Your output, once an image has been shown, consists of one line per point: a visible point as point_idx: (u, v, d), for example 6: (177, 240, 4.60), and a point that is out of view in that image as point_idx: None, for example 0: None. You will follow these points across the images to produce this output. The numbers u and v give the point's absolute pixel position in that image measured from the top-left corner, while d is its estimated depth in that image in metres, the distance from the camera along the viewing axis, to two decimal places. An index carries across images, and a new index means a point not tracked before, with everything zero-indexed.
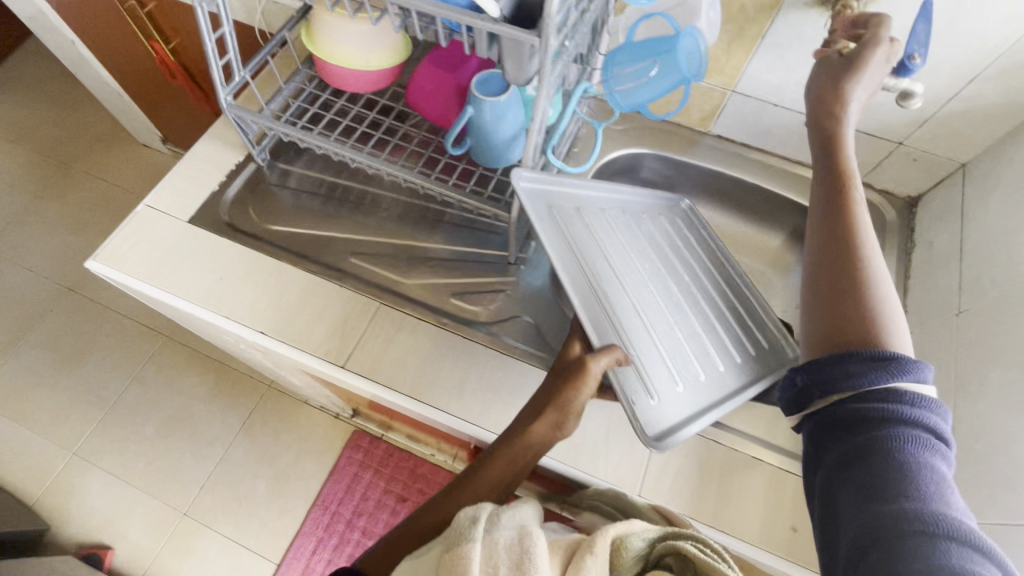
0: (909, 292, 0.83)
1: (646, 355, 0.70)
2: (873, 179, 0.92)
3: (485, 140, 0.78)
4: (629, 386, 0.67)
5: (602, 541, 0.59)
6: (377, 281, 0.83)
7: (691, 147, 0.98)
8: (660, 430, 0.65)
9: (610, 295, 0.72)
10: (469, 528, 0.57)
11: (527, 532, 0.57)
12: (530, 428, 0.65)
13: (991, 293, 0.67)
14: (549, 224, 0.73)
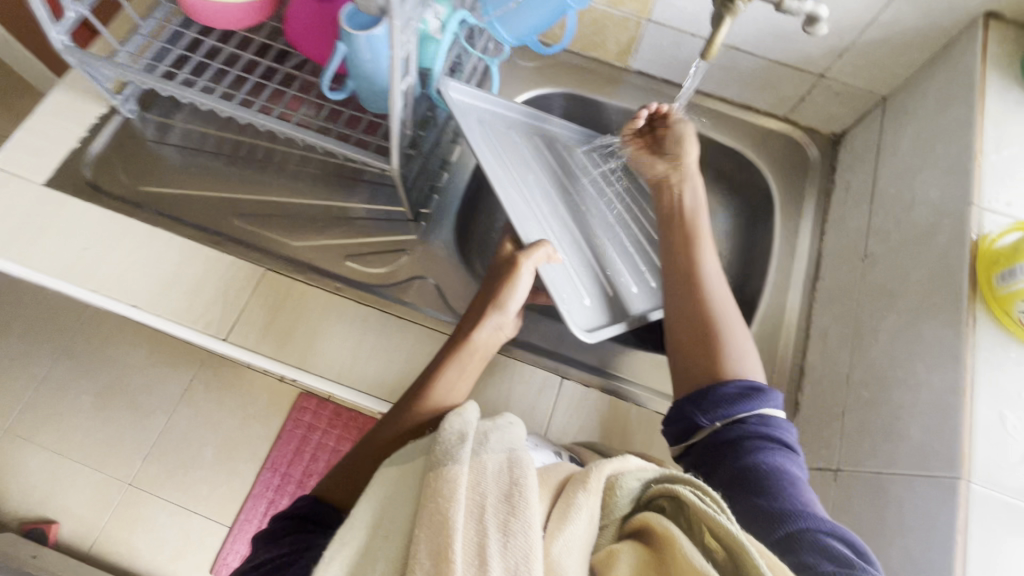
0: (825, 235, 0.80)
1: (581, 264, 0.74)
2: (798, 115, 0.87)
3: (367, 84, 0.70)
4: (560, 288, 0.70)
5: (597, 476, 0.51)
6: (266, 244, 0.77)
7: (609, 84, 0.90)
8: (588, 324, 0.70)
9: (544, 210, 0.75)
10: (453, 445, 0.49)
11: (518, 456, 0.49)
12: (473, 331, 0.66)
13: (894, 235, 0.64)
14: (485, 139, 0.74)
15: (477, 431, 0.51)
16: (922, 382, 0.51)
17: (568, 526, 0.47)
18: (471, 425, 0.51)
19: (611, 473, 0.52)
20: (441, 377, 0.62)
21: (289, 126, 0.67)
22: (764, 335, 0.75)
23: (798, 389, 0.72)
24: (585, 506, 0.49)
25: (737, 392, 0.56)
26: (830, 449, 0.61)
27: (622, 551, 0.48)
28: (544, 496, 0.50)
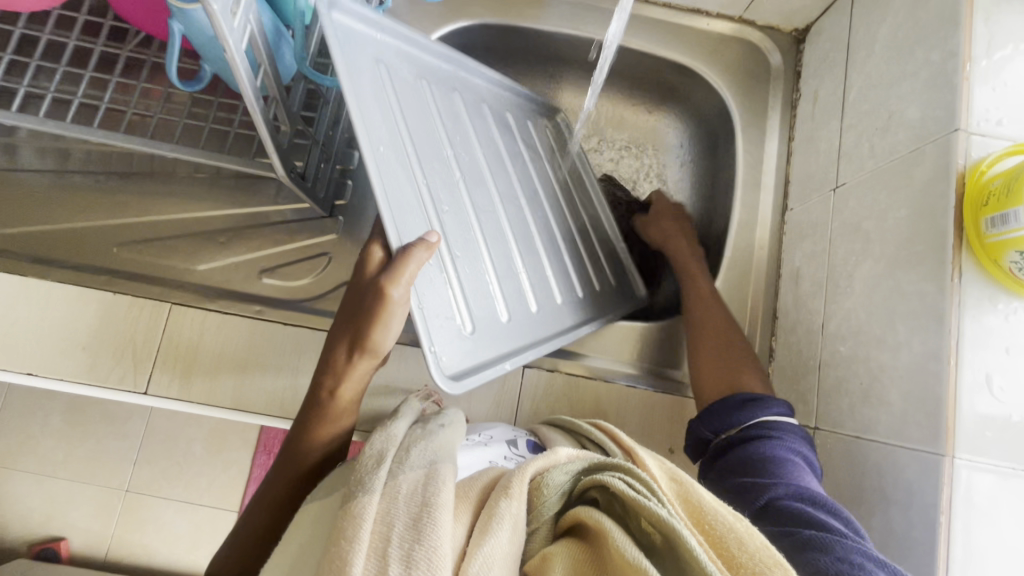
0: (792, 157, 0.71)
1: (473, 271, 0.56)
2: (755, 12, 0.74)
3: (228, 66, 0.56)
4: (434, 310, 0.50)
5: (522, 480, 0.44)
6: (165, 273, 0.67)
7: (532, 4, 0.75)
8: (460, 365, 0.51)
9: (437, 200, 0.55)
10: (368, 469, 0.42)
11: (438, 471, 0.42)
12: (341, 384, 0.49)
13: (868, 162, 0.56)
14: (377, 91, 0.52)
15: (401, 447, 0.45)
16: (902, 343, 0.47)
17: (489, 539, 0.39)
18: (396, 439, 0.46)
19: (536, 472, 0.45)
20: (311, 439, 0.50)
21: (139, 139, 0.54)
22: (732, 281, 0.70)
23: (771, 336, 0.67)
24: (506, 515, 0.41)
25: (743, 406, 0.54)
26: (807, 405, 0.58)
27: (555, 556, 0.41)
28: (463, 512, 0.42)
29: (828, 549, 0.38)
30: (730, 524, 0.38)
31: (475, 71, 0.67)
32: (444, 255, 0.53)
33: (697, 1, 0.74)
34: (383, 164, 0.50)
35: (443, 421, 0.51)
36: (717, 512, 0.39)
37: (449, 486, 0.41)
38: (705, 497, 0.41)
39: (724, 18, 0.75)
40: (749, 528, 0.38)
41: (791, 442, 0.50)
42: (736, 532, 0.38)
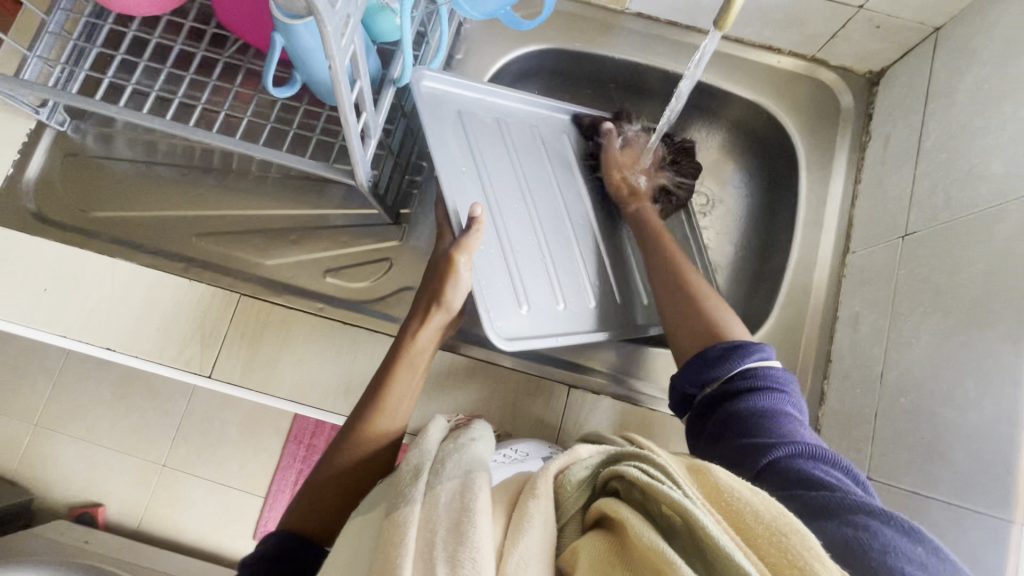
0: (858, 200, 0.70)
1: (532, 271, 0.66)
2: (829, 53, 0.74)
3: (319, 76, 0.60)
4: (491, 297, 0.62)
5: (546, 480, 0.44)
6: (237, 264, 0.71)
7: (605, 34, 0.77)
8: (514, 332, 0.62)
9: (506, 215, 0.67)
10: (407, 481, 0.44)
11: (472, 480, 0.43)
12: (418, 330, 0.58)
13: (944, 213, 0.55)
14: (456, 134, 0.66)
15: (435, 460, 0.47)
16: (972, 402, 0.46)
17: (522, 537, 0.39)
18: (429, 453, 0.47)
19: (557, 471, 0.45)
20: (390, 387, 0.55)
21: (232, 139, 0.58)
22: (786, 320, 0.69)
23: (823, 379, 0.66)
24: (535, 514, 0.41)
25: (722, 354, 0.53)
26: (859, 454, 0.57)
27: (580, 545, 0.39)
28: (499, 511, 0.42)
29: (840, 516, 0.38)
30: (747, 500, 0.36)
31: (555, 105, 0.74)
32: (507, 257, 0.65)
33: (770, 39, 0.74)
34: (455, 182, 0.64)
35: (473, 435, 0.50)
36: (735, 492, 0.37)
37: (483, 491, 0.42)
38: (723, 479, 0.38)
39: (796, 57, 0.76)
40: (766, 501, 0.36)
41: (779, 394, 0.50)
42: (755, 507, 0.35)
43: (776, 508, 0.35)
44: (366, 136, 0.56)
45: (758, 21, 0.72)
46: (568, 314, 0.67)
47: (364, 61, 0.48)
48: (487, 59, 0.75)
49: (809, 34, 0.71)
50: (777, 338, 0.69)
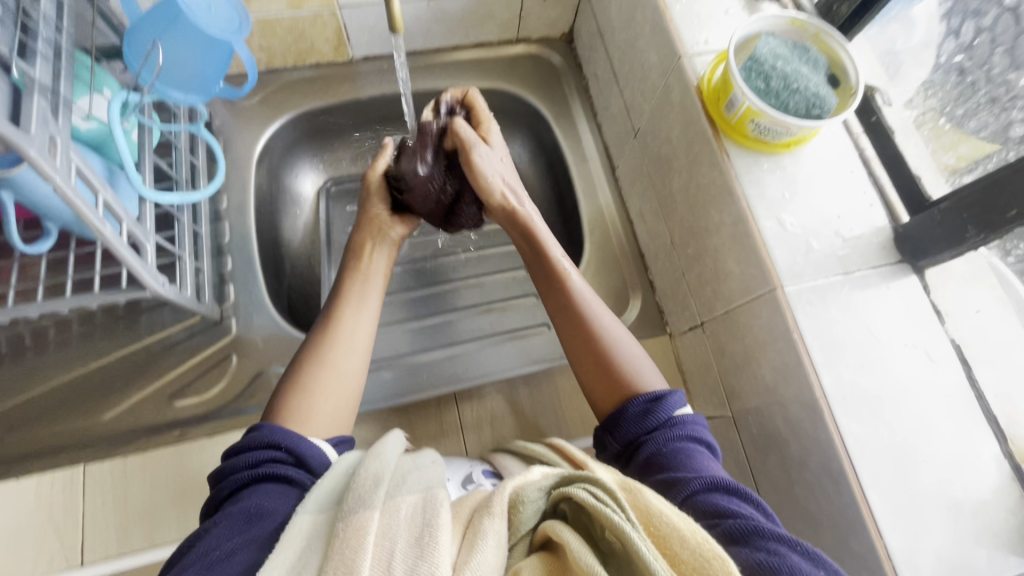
0: (602, 127, 0.84)
1: (485, 324, 0.75)
2: (526, 31, 0.88)
3: (69, 215, 0.58)
4: (484, 359, 0.71)
5: (502, 497, 0.44)
6: (66, 439, 0.64)
7: (344, 83, 0.85)
8: None
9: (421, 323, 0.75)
10: (367, 490, 0.43)
11: (434, 496, 0.42)
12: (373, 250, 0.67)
13: (646, 107, 0.69)
14: (381, 372, 0.69)
15: (396, 476, 0.46)
16: (719, 223, 0.57)
17: (474, 554, 0.39)
18: (389, 467, 0.46)
19: (513, 490, 0.45)
20: (349, 292, 0.62)
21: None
22: (599, 240, 0.80)
23: (646, 270, 0.78)
24: (490, 532, 0.41)
25: (644, 407, 0.52)
26: (690, 309, 0.68)
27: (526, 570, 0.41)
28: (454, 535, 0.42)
29: (752, 543, 0.39)
30: (677, 523, 0.39)
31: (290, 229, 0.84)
32: (462, 339, 0.73)
33: (478, 38, 0.87)
34: (401, 377, 0.69)
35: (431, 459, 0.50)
36: (663, 514, 0.40)
37: (446, 509, 0.42)
38: (651, 500, 0.41)
39: (504, 43, 0.89)
40: (693, 526, 0.39)
41: (680, 431, 0.50)
42: (680, 532, 0.39)
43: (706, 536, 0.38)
44: (139, 246, 0.56)
45: (457, 27, 0.84)
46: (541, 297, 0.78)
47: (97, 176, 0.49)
48: (249, 144, 0.79)
49: (503, 23, 0.85)
50: (598, 257, 0.79)
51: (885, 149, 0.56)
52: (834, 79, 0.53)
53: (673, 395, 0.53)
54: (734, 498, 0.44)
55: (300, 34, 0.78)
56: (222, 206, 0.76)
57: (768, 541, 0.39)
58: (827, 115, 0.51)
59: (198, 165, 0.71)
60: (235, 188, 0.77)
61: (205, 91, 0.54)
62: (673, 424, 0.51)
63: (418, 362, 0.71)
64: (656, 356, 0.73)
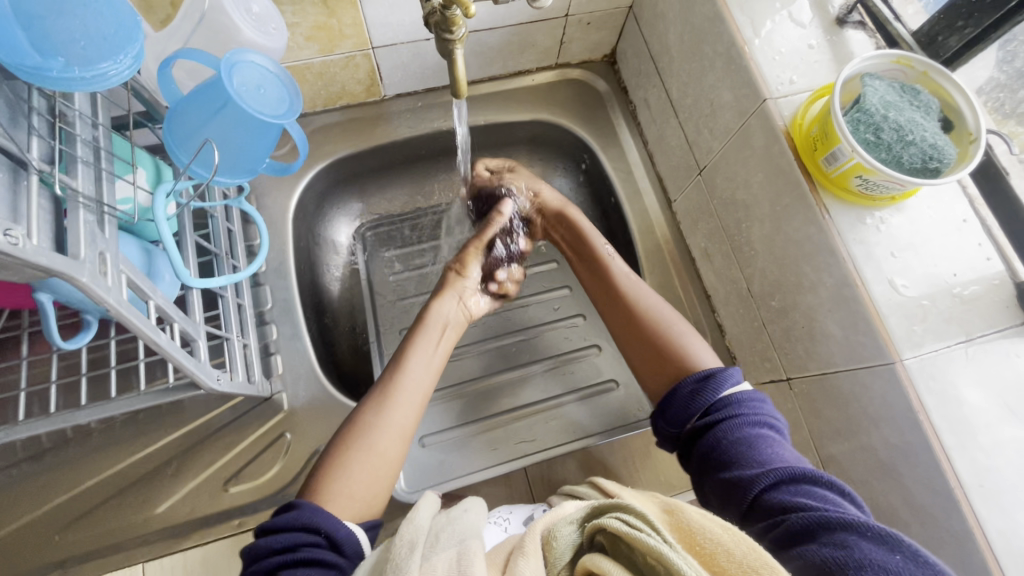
0: (654, 157, 0.79)
1: (548, 390, 0.73)
2: (567, 56, 0.82)
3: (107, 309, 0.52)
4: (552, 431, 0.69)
5: (532, 536, 0.42)
6: (123, 533, 0.61)
7: (377, 125, 0.79)
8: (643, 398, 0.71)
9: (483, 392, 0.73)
10: (404, 556, 0.43)
11: (469, 549, 0.42)
12: (435, 304, 0.67)
13: (714, 145, 0.64)
14: (449, 452, 0.67)
15: (430, 532, 0.46)
16: (816, 281, 0.53)
17: None
18: (424, 526, 0.46)
19: (543, 529, 0.43)
20: (413, 349, 0.62)
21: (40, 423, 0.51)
22: (659, 281, 0.75)
23: (713, 313, 0.73)
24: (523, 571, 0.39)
25: (695, 391, 0.53)
26: (772, 361, 0.63)
27: None
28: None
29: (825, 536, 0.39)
30: (718, 538, 0.37)
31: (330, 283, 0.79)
32: (528, 406, 0.71)
33: (515, 67, 0.81)
34: (471, 456, 0.67)
35: (465, 505, 0.50)
36: (706, 531, 0.38)
37: (479, 557, 0.42)
38: (695, 520, 0.40)
39: (543, 70, 0.83)
40: (733, 534, 0.37)
41: (738, 417, 0.50)
42: (726, 546, 0.37)
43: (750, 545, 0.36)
44: (191, 343, 0.52)
45: (496, 59, 0.78)
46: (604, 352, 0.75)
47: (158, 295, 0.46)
48: (283, 198, 0.75)
49: (542, 51, 0.79)
50: (660, 300, 0.74)
51: (998, 196, 0.51)
52: (946, 125, 0.48)
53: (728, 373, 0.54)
54: (800, 483, 0.44)
55: (331, 79, 0.73)
56: (261, 270, 0.71)
57: (837, 532, 0.39)
58: (946, 168, 0.46)
59: (234, 232, 0.66)
60: (273, 248, 0.73)
61: (249, 169, 0.49)
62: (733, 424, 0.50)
63: (477, 432, 0.69)
64: None
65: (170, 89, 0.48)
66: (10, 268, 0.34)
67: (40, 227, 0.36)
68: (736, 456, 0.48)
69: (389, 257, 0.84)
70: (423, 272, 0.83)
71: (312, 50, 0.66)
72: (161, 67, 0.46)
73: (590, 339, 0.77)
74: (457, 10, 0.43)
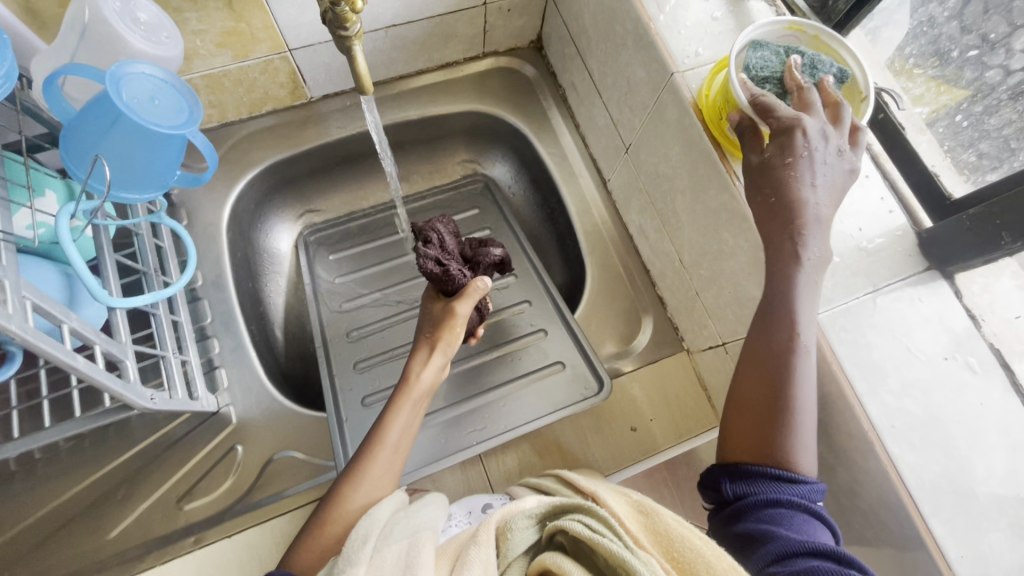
0: (586, 139, 0.80)
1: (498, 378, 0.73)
2: (493, 44, 0.82)
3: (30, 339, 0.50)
4: (503, 417, 0.69)
5: (486, 526, 0.44)
6: (77, 562, 0.60)
7: (306, 128, 0.78)
8: (591, 380, 0.71)
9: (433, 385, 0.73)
10: (356, 547, 0.44)
11: (420, 539, 0.44)
12: (421, 369, 0.63)
13: (636, 122, 0.65)
14: None
15: (385, 526, 0.46)
16: (735, 247, 0.54)
17: None
18: (381, 519, 0.47)
19: (499, 520, 0.45)
20: (395, 420, 0.58)
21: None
22: (600, 260, 0.77)
23: (654, 287, 0.74)
24: (474, 562, 0.41)
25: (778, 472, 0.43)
26: (709, 329, 0.65)
27: None
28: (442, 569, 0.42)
29: None
30: (698, 548, 0.41)
31: (275, 293, 0.79)
32: (478, 397, 0.72)
33: (442, 59, 0.81)
34: (423, 450, 0.67)
35: (426, 502, 0.52)
36: (683, 537, 0.42)
37: (428, 548, 0.43)
38: (670, 526, 0.44)
39: (471, 60, 0.83)
40: (715, 550, 0.40)
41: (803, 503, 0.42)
42: (705, 556, 0.40)
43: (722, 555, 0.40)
44: (118, 364, 0.51)
45: (421, 52, 0.78)
46: (551, 335, 0.76)
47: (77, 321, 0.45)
48: (215, 209, 0.73)
49: (467, 40, 0.79)
50: (602, 278, 0.76)
51: (898, 149, 0.53)
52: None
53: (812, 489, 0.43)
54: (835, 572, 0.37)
55: (251, 84, 0.72)
56: (197, 284, 0.70)
57: None
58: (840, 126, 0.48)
59: (164, 248, 0.65)
60: (209, 261, 0.72)
61: (160, 183, 0.52)
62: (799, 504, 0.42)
63: (431, 425, 0.69)
64: (677, 374, 0.71)
65: (60, 106, 0.49)
66: None
67: None
68: (779, 523, 0.41)
69: (334, 261, 0.84)
70: (369, 275, 0.83)
71: (226, 57, 0.65)
72: (45, 84, 0.47)
73: (538, 324, 0.77)
74: (345, 7, 0.42)
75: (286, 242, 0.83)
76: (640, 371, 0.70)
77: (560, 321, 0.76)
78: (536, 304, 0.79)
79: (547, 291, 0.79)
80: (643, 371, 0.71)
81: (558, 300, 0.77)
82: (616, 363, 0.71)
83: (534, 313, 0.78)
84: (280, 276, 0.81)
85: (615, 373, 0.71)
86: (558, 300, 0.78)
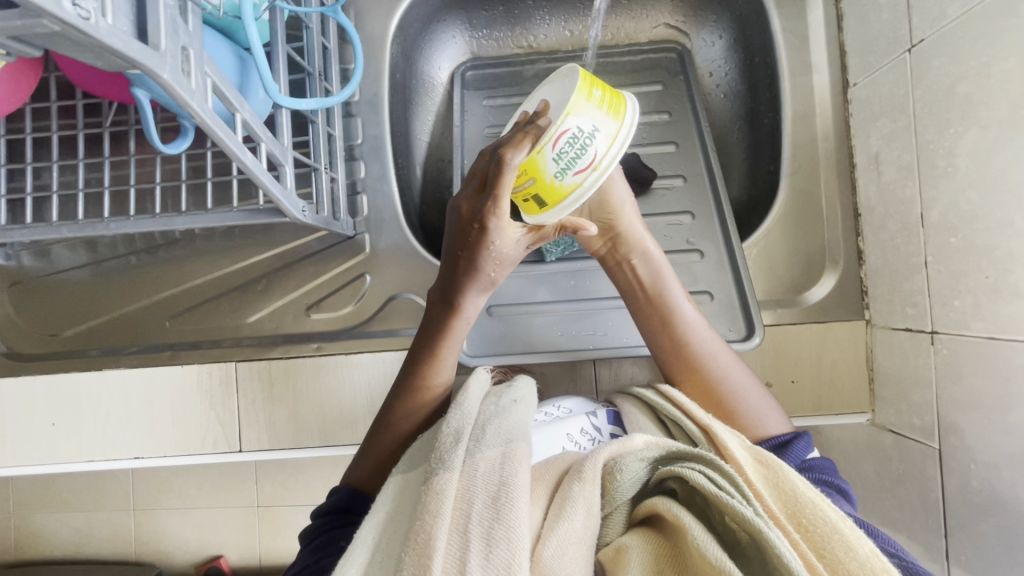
0: (844, 22, 0.61)
1: None
2: None
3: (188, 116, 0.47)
4: (625, 330, 0.62)
5: (595, 461, 0.42)
6: (225, 331, 0.67)
7: None
8: (737, 321, 0.59)
9: (558, 271, 0.65)
10: (449, 447, 0.44)
11: (513, 450, 0.42)
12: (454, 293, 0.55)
13: (952, 8, 0.46)
14: (511, 329, 0.63)
15: (476, 423, 0.46)
16: None
17: (562, 521, 0.39)
18: (471, 415, 0.47)
19: (609, 457, 0.43)
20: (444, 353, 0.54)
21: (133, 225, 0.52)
22: (799, 185, 0.63)
23: (857, 237, 0.60)
24: (580, 498, 0.40)
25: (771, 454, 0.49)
26: (918, 308, 0.52)
27: (630, 548, 0.39)
28: (540, 494, 0.42)
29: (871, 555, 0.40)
30: (834, 525, 0.35)
31: (419, 125, 0.73)
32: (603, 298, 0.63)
33: None
34: (532, 335, 0.63)
35: (515, 396, 0.51)
36: (816, 507, 0.37)
37: (523, 468, 0.41)
38: (799, 486, 0.39)
39: None
40: (857, 531, 0.35)
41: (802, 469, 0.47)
42: (844, 536, 0.35)
43: (862, 538, 0.35)
44: (278, 167, 0.49)
45: None
46: (709, 256, 0.62)
47: (250, 110, 0.42)
48: (384, 17, 0.66)
49: None
50: (791, 207, 0.63)
51: None
52: None
53: (801, 440, 0.49)
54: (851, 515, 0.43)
55: None
56: (353, 99, 0.67)
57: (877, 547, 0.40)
58: None
59: (330, 50, 0.61)
60: (369, 76, 0.67)
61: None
62: (806, 470, 0.47)
63: (544, 315, 0.63)
64: (844, 345, 0.60)
65: None
66: (89, 50, 0.31)
67: (118, 5, 0.30)
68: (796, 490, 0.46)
69: (486, 106, 0.72)
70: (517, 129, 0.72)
71: None
72: None
73: (695, 242, 0.64)
74: None
75: (440, 70, 0.74)
76: (800, 326, 0.60)
77: (728, 241, 0.62)
78: (703, 214, 0.64)
79: (722, 203, 0.64)
80: (804, 328, 0.60)
81: (731, 215, 0.62)
82: (774, 311, 0.61)
83: (697, 222, 0.64)
84: (427, 107, 0.74)
85: (769, 320, 0.61)
86: (731, 216, 0.63)
